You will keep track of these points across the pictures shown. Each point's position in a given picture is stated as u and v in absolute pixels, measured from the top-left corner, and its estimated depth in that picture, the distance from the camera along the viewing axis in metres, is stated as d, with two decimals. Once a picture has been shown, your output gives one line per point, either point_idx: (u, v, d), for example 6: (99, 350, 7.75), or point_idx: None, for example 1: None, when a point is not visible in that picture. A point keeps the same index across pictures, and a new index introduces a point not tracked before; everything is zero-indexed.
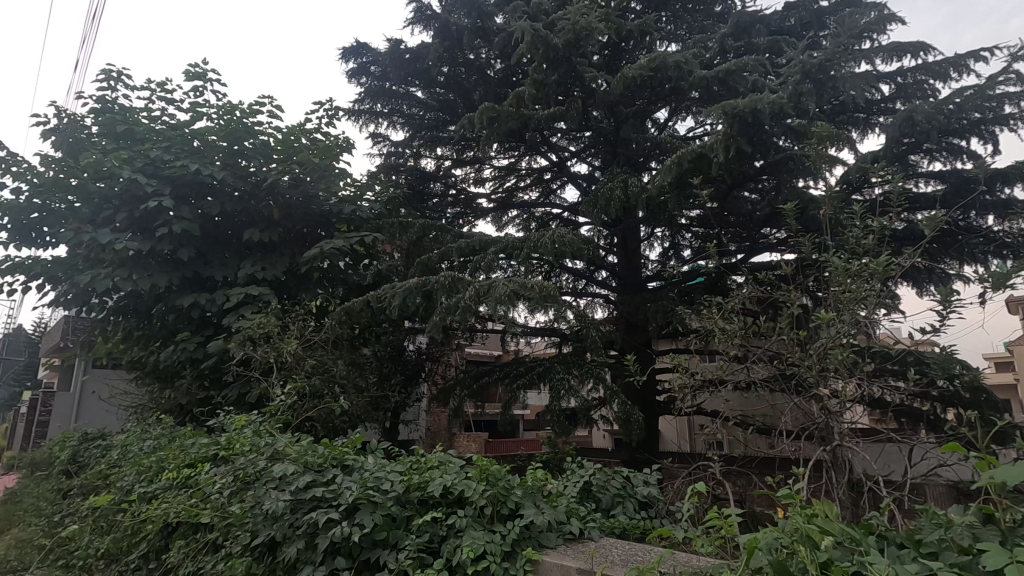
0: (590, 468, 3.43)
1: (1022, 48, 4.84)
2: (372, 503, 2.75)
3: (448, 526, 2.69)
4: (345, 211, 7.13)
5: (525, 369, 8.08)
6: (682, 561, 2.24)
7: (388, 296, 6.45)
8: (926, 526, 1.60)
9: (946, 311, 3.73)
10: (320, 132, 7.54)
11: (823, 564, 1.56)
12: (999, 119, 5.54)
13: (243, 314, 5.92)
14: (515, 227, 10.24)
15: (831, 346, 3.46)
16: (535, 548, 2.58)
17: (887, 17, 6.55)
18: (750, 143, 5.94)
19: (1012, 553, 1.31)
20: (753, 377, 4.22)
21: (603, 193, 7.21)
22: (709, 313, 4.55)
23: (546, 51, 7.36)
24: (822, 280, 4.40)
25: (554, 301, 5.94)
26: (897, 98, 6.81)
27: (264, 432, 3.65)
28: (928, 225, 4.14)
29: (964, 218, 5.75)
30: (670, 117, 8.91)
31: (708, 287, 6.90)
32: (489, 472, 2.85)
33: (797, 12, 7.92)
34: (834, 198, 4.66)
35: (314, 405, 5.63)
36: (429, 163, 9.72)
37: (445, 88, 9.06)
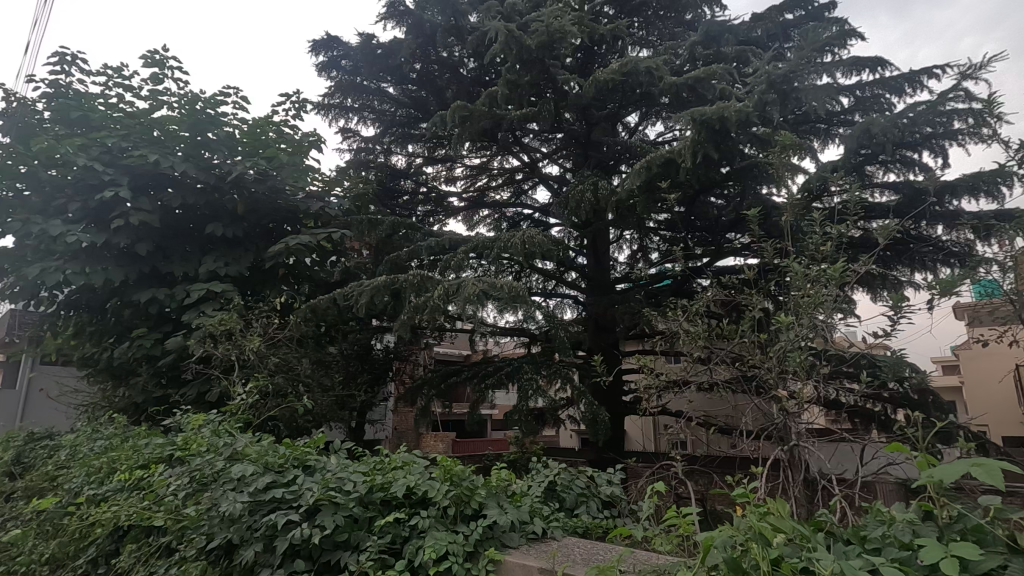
0: (554, 468, 3.46)
1: (971, 66, 5.08)
2: (334, 504, 2.71)
3: (410, 527, 2.68)
4: (313, 206, 7.00)
5: (493, 369, 8.09)
6: (641, 560, 2.28)
7: (355, 294, 6.35)
8: (871, 523, 1.67)
9: (899, 317, 3.89)
10: (287, 125, 7.38)
11: (775, 560, 1.61)
12: (948, 134, 5.75)
13: (203, 311, 5.73)
14: (486, 227, 10.26)
15: (790, 349, 3.58)
16: (498, 548, 2.58)
17: (848, 33, 6.81)
18: (717, 149, 6.08)
19: (948, 547, 1.38)
20: (716, 378, 4.32)
21: (573, 195, 7.31)
22: (675, 315, 4.65)
23: (520, 51, 7.34)
24: (783, 284, 4.54)
25: (524, 302, 5.96)
26: (856, 111, 7.08)
27: (223, 432, 3.56)
28: (881, 234, 4.32)
29: (915, 228, 6.03)
30: (640, 122, 9.04)
31: (674, 289, 7.05)
32: (453, 472, 2.83)
33: (764, 24, 8.14)
34: (796, 205, 4.81)
35: (276, 404, 5.53)
36: (400, 160, 9.66)
37: (417, 85, 9.04)
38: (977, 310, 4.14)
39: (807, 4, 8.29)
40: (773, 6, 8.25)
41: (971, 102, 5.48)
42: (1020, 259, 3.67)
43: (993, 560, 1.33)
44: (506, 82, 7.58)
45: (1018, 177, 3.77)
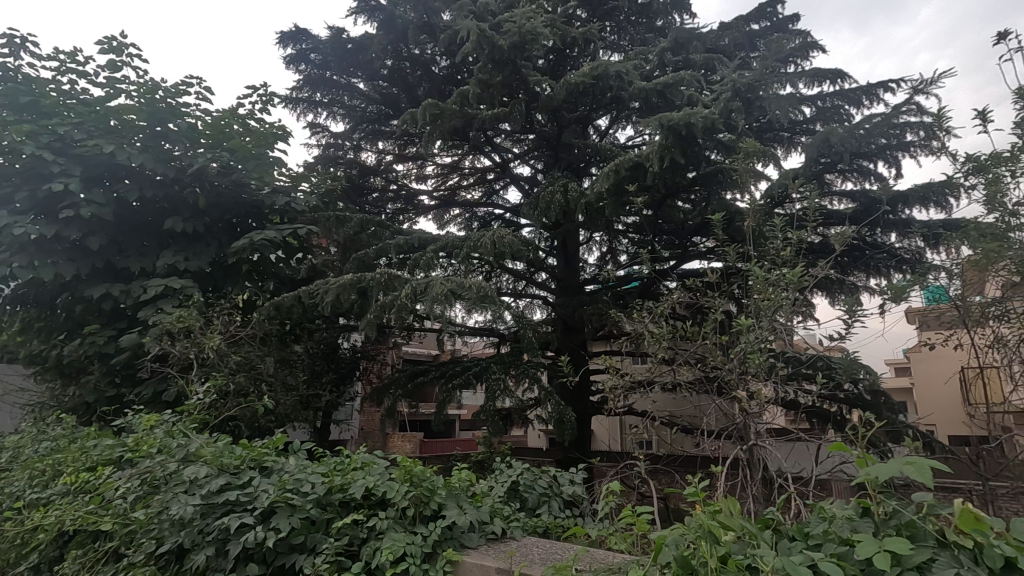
0: (518, 468, 3.46)
1: (924, 81, 5.31)
2: (290, 506, 2.67)
3: (368, 528, 2.65)
4: (278, 202, 6.81)
5: (461, 368, 8.08)
6: (597, 558, 2.32)
7: (321, 292, 6.25)
8: (814, 520, 1.73)
9: (854, 320, 4.03)
10: (253, 118, 7.19)
11: (722, 557, 1.65)
12: (902, 146, 6.00)
13: (161, 308, 5.54)
14: (456, 227, 10.26)
15: (749, 350, 3.67)
16: (456, 549, 2.58)
17: (810, 45, 7.06)
18: (684, 155, 6.22)
19: (881, 542, 1.44)
20: (679, 379, 4.41)
21: (543, 197, 7.37)
22: (642, 316, 4.74)
23: (491, 51, 7.33)
24: (744, 287, 4.66)
25: (493, 302, 5.96)
26: (817, 120, 7.30)
27: (177, 432, 3.45)
28: (838, 240, 4.47)
29: (871, 235, 6.28)
30: (611, 125, 9.15)
31: (641, 291, 7.18)
32: (413, 473, 2.81)
33: (731, 33, 8.36)
34: (758, 211, 4.93)
35: (236, 404, 5.40)
36: (370, 157, 9.57)
37: (388, 82, 8.95)
38: (926, 314, 4.32)
39: (773, 15, 8.55)
40: (741, 17, 8.48)
41: (922, 115, 5.72)
42: (965, 266, 3.84)
43: (922, 554, 1.40)
44: (477, 82, 7.56)
45: (964, 188, 3.95)
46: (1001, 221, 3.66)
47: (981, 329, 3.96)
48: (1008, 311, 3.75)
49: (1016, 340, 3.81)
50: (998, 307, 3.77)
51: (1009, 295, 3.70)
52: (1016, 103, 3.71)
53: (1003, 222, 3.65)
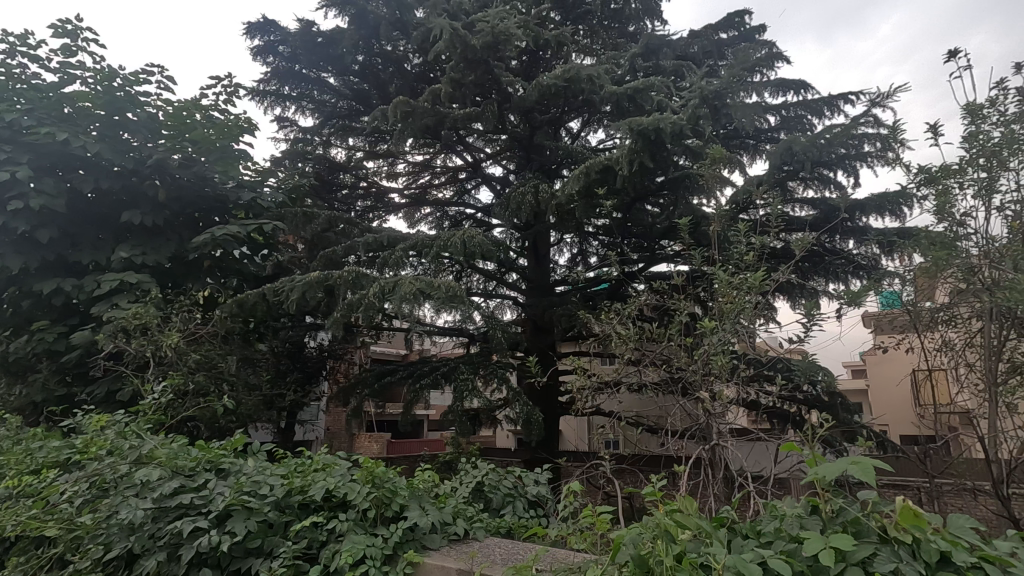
0: (483, 469, 3.46)
1: (881, 95, 5.52)
2: (247, 509, 2.60)
3: (328, 531, 2.61)
4: (243, 197, 6.63)
5: (429, 369, 8.02)
6: (557, 558, 2.34)
7: (286, 290, 6.12)
8: (765, 518, 1.78)
9: (813, 324, 4.17)
10: (217, 110, 6.99)
11: (677, 556, 1.69)
12: (859, 156, 6.22)
13: (115, 303, 5.32)
14: (428, 225, 10.24)
15: (713, 352, 3.75)
16: (417, 551, 2.56)
17: (775, 56, 7.27)
18: (652, 159, 6.32)
19: (827, 538, 1.49)
20: (644, 380, 4.48)
21: (514, 197, 7.40)
22: (609, 317, 4.79)
23: (464, 51, 7.29)
24: (709, 290, 4.76)
25: (462, 303, 5.93)
26: (782, 129, 7.49)
27: (129, 433, 3.32)
28: (798, 246, 4.60)
29: (830, 241, 6.51)
30: (583, 128, 9.24)
31: (610, 293, 7.28)
32: (375, 474, 2.78)
33: (700, 41, 8.52)
34: (723, 216, 5.04)
35: (196, 403, 5.26)
36: (340, 153, 9.41)
37: (359, 77, 8.82)
38: (880, 319, 4.48)
39: (740, 25, 8.76)
40: (709, 26, 8.67)
41: (879, 128, 5.94)
42: (917, 274, 4.01)
43: (864, 550, 1.46)
44: (449, 81, 7.52)
45: (916, 198, 4.10)
46: (950, 229, 3.81)
47: (929, 334, 4.15)
48: (955, 317, 3.92)
49: (962, 345, 4.00)
50: (945, 313, 3.94)
51: (956, 302, 3.87)
52: (965, 118, 3.87)
53: (951, 231, 3.80)
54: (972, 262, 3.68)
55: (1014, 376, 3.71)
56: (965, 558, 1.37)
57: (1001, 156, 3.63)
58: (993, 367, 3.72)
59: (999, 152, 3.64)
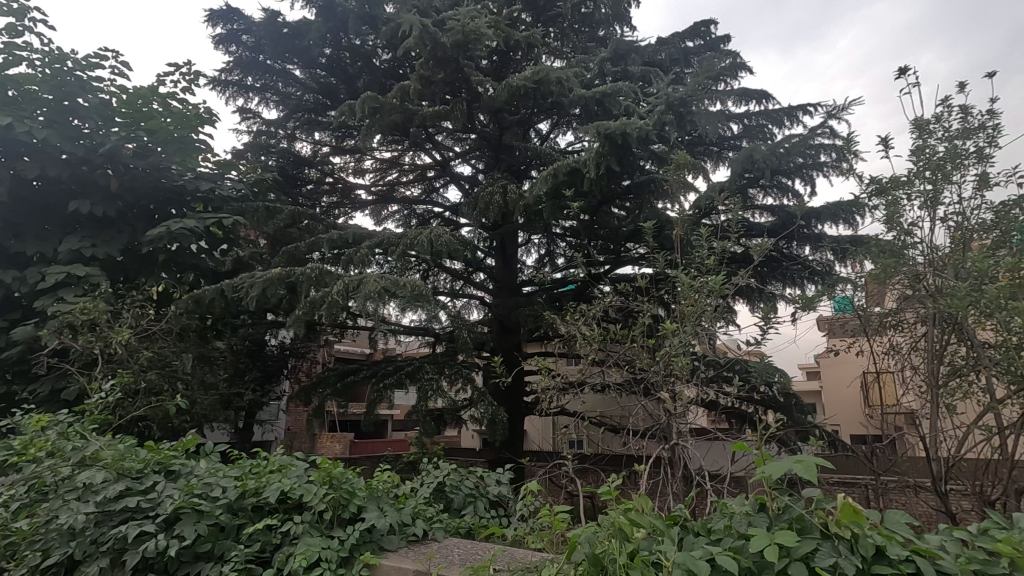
0: (445, 469, 3.45)
1: (837, 107, 5.73)
2: (197, 512, 2.52)
3: (282, 534, 2.56)
4: (202, 189, 6.41)
5: (393, 368, 7.93)
6: (514, 557, 2.35)
7: (246, 286, 5.96)
8: (716, 516, 1.82)
9: (770, 327, 4.30)
10: (176, 98, 6.75)
11: (631, 553, 1.72)
12: (816, 165, 6.44)
13: (61, 297, 5.07)
14: (395, 223, 10.13)
15: (675, 354, 3.84)
16: (374, 552, 2.53)
17: (739, 66, 7.47)
18: (619, 162, 6.41)
19: (773, 535, 1.54)
20: (608, 380, 4.54)
21: (482, 196, 7.39)
22: (574, 317, 4.84)
23: (434, 48, 7.23)
24: (671, 293, 4.85)
25: (427, 302, 5.88)
26: (743, 137, 7.71)
27: (73, 434, 3.17)
28: (757, 251, 4.73)
29: (787, 247, 6.73)
30: (552, 129, 9.29)
31: (576, 294, 7.35)
32: (332, 475, 2.73)
33: (667, 49, 8.68)
34: (686, 221, 5.14)
35: (147, 403, 5.07)
36: (305, 147, 9.21)
37: (326, 71, 8.65)
38: (833, 323, 4.66)
39: (706, 35, 8.96)
40: (676, 33, 8.83)
41: (835, 139, 6.17)
42: (868, 280, 4.18)
43: (807, 546, 1.51)
44: (418, 78, 7.46)
45: (868, 208, 4.27)
46: (899, 238, 3.98)
47: (878, 338, 4.36)
48: (901, 321, 4.12)
49: (908, 348, 4.21)
50: (893, 318, 4.14)
51: (903, 307, 4.05)
52: (913, 133, 4.06)
53: (900, 239, 3.96)
54: (918, 270, 3.86)
55: (954, 378, 3.88)
56: (898, 551, 1.44)
57: (945, 169, 3.82)
58: (935, 370, 3.89)
59: (944, 166, 3.84)
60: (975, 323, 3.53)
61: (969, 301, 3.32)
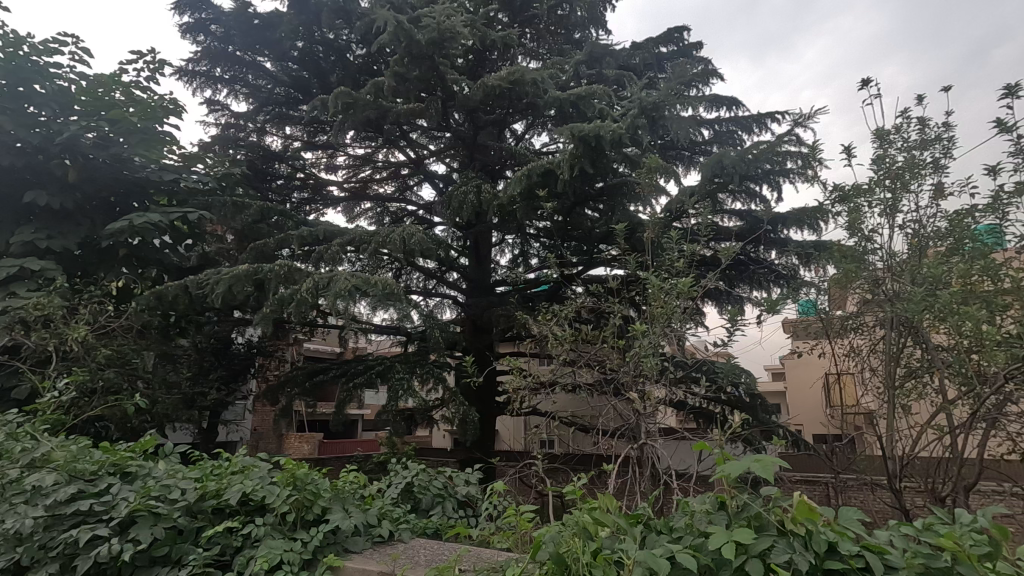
0: (414, 469, 3.42)
1: (803, 116, 5.89)
2: (154, 515, 2.45)
3: (243, 536, 2.51)
4: (166, 183, 6.22)
5: (364, 368, 7.83)
6: (480, 557, 2.35)
7: (211, 283, 5.81)
8: (678, 515, 1.86)
9: (737, 329, 4.39)
10: (139, 87, 6.54)
11: (594, 552, 1.75)
12: (783, 172, 6.60)
13: (13, 292, 4.86)
14: (367, 220, 10.03)
15: (644, 354, 3.89)
16: (338, 555, 2.50)
17: (711, 73, 7.61)
18: (592, 164, 6.46)
19: (731, 532, 1.57)
20: (578, 381, 4.57)
21: (456, 196, 7.35)
22: (546, 318, 4.86)
23: (409, 45, 7.16)
24: (642, 294, 4.91)
25: (399, 301, 5.83)
26: (714, 143, 7.86)
27: (23, 434, 3.05)
28: (725, 255, 4.83)
29: (754, 251, 6.89)
30: (527, 130, 9.31)
31: (549, 295, 7.38)
32: (296, 476, 2.69)
33: (641, 53, 8.79)
34: (657, 223, 5.21)
35: (105, 402, 4.90)
36: (275, 142, 9.03)
37: (298, 64, 8.48)
38: (797, 325, 4.79)
39: (679, 40, 9.11)
40: (650, 38, 8.96)
41: (801, 146, 6.33)
42: (830, 285, 4.31)
43: (764, 543, 1.55)
44: (393, 75, 7.39)
45: (832, 214, 4.40)
46: (860, 244, 4.11)
47: (840, 340, 4.51)
48: (861, 325, 4.26)
49: (867, 351, 4.35)
50: (854, 321, 4.27)
51: (863, 311, 4.19)
52: (874, 143, 4.20)
53: (861, 245, 4.09)
54: (877, 275, 4.00)
55: (910, 380, 4.02)
56: (848, 547, 1.49)
57: (904, 179, 3.97)
58: (893, 372, 4.03)
59: (902, 175, 3.99)
60: (929, 327, 3.67)
61: (923, 305, 3.45)
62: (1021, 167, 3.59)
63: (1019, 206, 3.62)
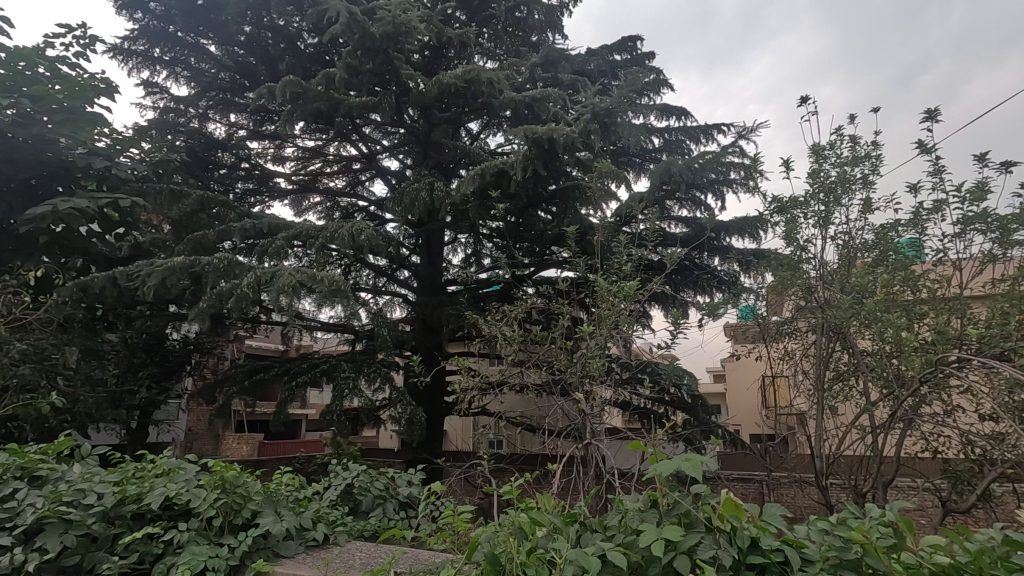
0: (354, 470, 3.35)
1: (747, 128, 6.15)
2: (65, 522, 2.28)
3: (165, 543, 2.38)
4: (95, 168, 5.82)
5: (308, 366, 7.59)
6: (416, 560, 2.33)
7: (142, 274, 5.49)
8: (611, 513, 1.89)
9: (680, 332, 4.52)
10: (66, 63, 6.11)
11: (528, 552, 1.76)
12: (727, 182, 6.86)
13: None
14: (316, 215, 9.76)
15: (591, 356, 3.94)
16: (268, 560, 2.43)
17: (661, 83, 7.84)
18: (545, 167, 6.51)
19: (661, 530, 1.61)
20: (527, 381, 4.59)
21: (408, 193, 7.24)
22: (496, 318, 4.85)
23: (362, 37, 7.00)
24: (591, 297, 4.98)
25: (345, 298, 5.67)
26: (663, 151, 8.09)
27: None
28: (670, 260, 4.98)
29: (698, 257, 7.12)
30: (482, 129, 9.30)
31: (500, 295, 7.38)
32: (225, 478, 2.58)
33: (596, 60, 8.95)
34: (607, 227, 5.30)
35: (17, 400, 4.54)
36: (219, 130, 8.67)
37: (245, 50, 8.14)
38: (737, 330, 4.98)
39: (633, 50, 9.34)
40: (605, 46, 9.14)
41: (744, 158, 6.61)
42: (768, 291, 4.52)
43: (692, 539, 1.60)
44: (345, 66, 7.20)
45: (771, 224, 4.60)
46: (795, 254, 4.31)
47: (776, 344, 4.71)
48: (795, 329, 4.47)
49: (800, 354, 4.56)
50: (788, 326, 4.49)
51: (796, 317, 4.41)
52: (811, 157, 4.42)
53: (796, 255, 4.30)
54: (810, 283, 4.22)
55: (838, 383, 4.24)
56: (769, 542, 1.57)
57: (836, 193, 4.19)
58: (822, 375, 4.24)
59: (835, 189, 4.22)
60: (855, 333, 3.89)
61: (850, 313, 3.66)
62: (938, 185, 3.87)
63: (936, 222, 3.90)
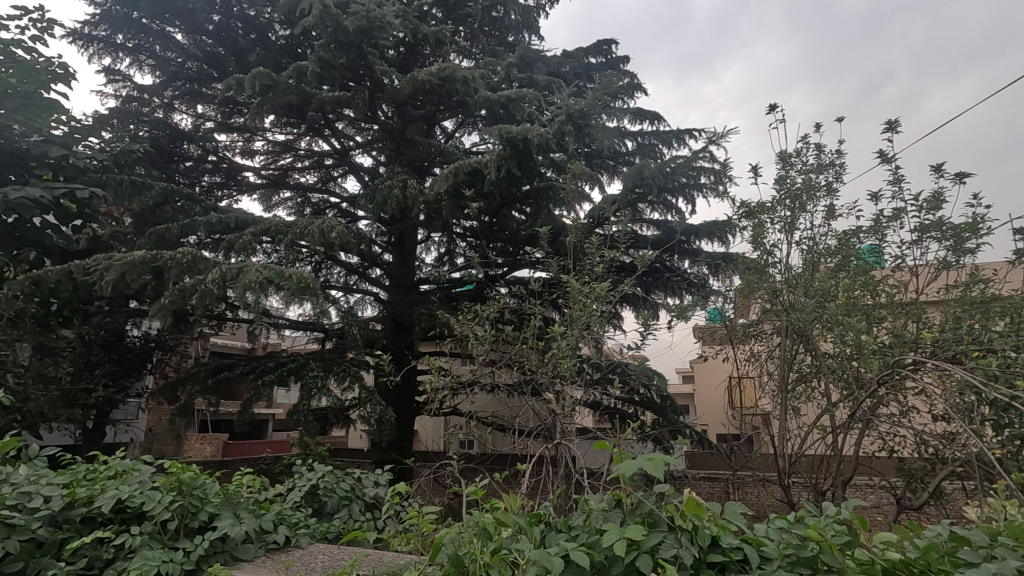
0: (319, 471, 3.28)
1: (717, 134, 6.25)
2: (7, 527, 2.17)
3: (117, 547, 2.30)
4: (51, 156, 5.58)
5: (274, 364, 7.42)
6: (379, 562, 2.30)
7: (100, 268, 5.28)
8: (576, 512, 1.89)
9: (650, 333, 4.56)
10: (22, 46, 5.84)
11: (492, 552, 1.76)
12: (697, 186, 6.97)
13: None
14: (286, 210, 9.56)
15: (562, 356, 3.95)
16: (226, 563, 2.37)
17: (635, 87, 7.92)
18: (520, 167, 6.50)
19: (623, 530, 1.62)
20: (498, 381, 4.58)
21: (380, 190, 7.15)
22: (468, 317, 4.82)
23: (336, 31, 6.88)
24: (563, 297, 5.00)
25: (314, 295, 5.55)
26: (636, 154, 8.17)
27: None
28: (641, 262, 5.03)
29: (668, 260, 7.21)
30: (457, 128, 9.25)
31: (472, 294, 7.34)
32: (182, 480, 2.48)
33: (571, 62, 9.00)
34: (579, 229, 5.33)
35: None
36: (185, 121, 8.41)
37: (213, 39, 7.92)
38: (705, 331, 5.06)
39: (608, 53, 9.42)
40: (580, 48, 9.20)
41: (714, 163, 6.72)
42: (736, 294, 4.61)
43: (654, 538, 1.62)
44: (317, 60, 7.07)
45: (739, 228, 4.69)
46: (762, 258, 4.41)
47: (743, 346, 4.80)
48: (761, 331, 4.57)
49: (766, 356, 4.66)
50: (755, 328, 4.58)
51: (762, 319, 4.50)
52: (778, 163, 4.53)
53: (763, 259, 4.39)
54: (776, 286, 4.31)
55: (801, 384, 4.35)
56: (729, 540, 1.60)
57: (801, 199, 4.30)
58: (787, 376, 4.34)
59: (800, 196, 4.33)
60: (817, 335, 4.00)
61: (813, 316, 3.76)
62: (897, 194, 4.02)
63: (895, 229, 4.04)
